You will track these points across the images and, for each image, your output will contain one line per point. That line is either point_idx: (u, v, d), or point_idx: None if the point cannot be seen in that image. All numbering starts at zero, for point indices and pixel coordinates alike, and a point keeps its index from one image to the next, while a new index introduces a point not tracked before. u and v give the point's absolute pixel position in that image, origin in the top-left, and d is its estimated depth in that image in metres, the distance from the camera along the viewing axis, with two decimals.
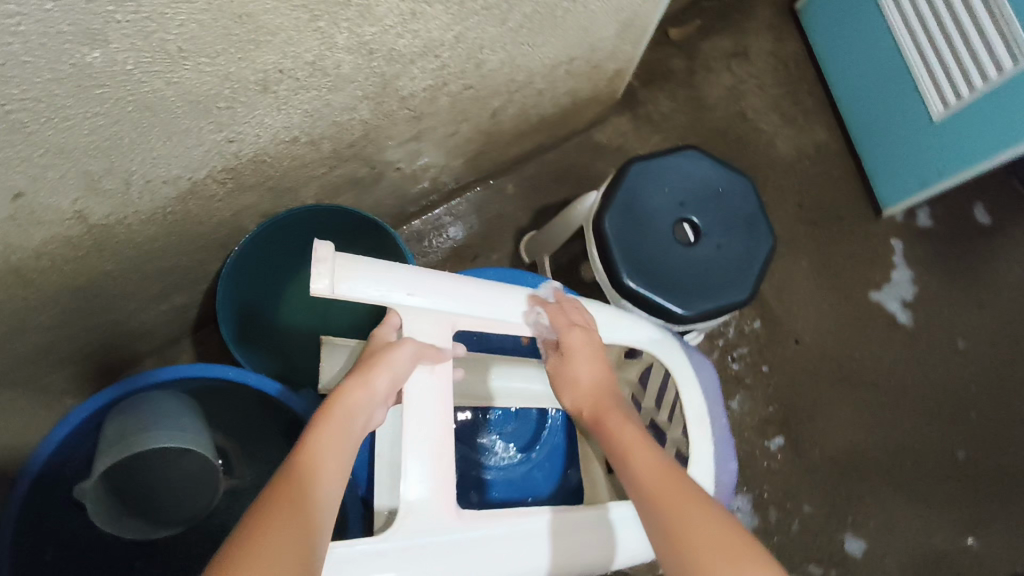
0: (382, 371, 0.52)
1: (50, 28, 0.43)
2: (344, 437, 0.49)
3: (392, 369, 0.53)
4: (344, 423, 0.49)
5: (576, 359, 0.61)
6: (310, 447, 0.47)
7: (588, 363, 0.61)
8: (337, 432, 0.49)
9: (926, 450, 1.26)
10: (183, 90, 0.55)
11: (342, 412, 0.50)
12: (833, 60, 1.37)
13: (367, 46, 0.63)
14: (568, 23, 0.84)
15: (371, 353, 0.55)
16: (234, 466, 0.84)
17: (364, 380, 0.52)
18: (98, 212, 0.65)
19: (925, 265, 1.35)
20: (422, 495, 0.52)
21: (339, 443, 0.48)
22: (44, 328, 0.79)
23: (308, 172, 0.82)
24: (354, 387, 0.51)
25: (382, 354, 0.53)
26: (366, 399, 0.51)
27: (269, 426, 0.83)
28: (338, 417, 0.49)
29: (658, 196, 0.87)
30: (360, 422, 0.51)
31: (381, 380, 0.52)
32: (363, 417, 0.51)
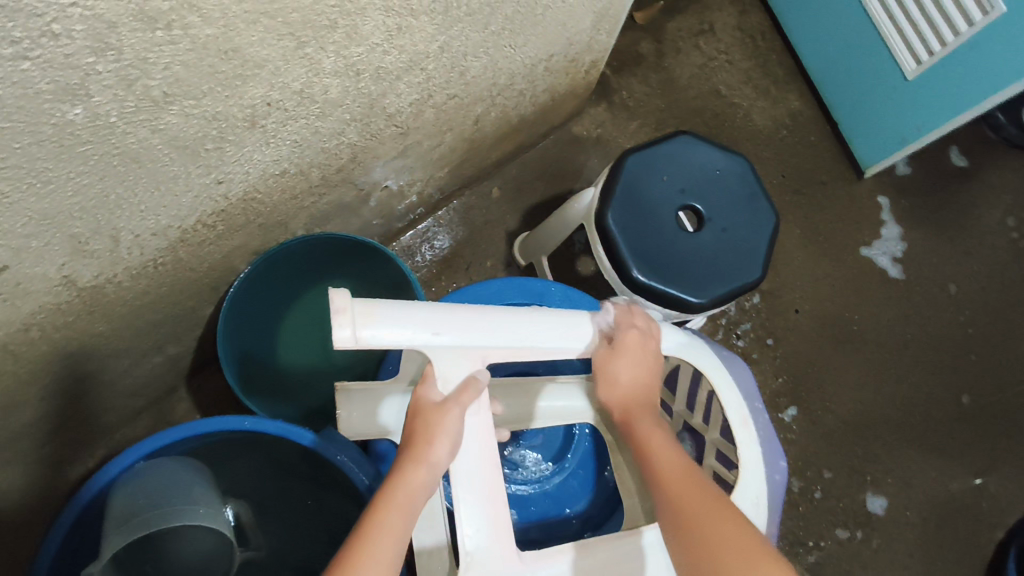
0: (439, 443, 0.48)
1: (27, 89, 0.40)
2: (406, 515, 0.46)
3: (450, 440, 0.48)
4: (407, 509, 0.46)
5: (624, 360, 0.59)
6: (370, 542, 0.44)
7: (634, 364, 0.59)
8: (401, 522, 0.46)
9: (934, 401, 1.28)
10: (169, 137, 0.51)
11: (404, 496, 0.47)
12: (799, 28, 1.37)
13: (355, 68, 0.61)
14: (548, 20, 0.82)
15: (418, 416, 0.49)
16: (249, 537, 0.78)
17: (422, 458, 0.47)
18: (86, 275, 0.60)
19: (910, 219, 1.36)
20: (481, 543, 0.49)
21: (401, 523, 0.46)
22: (36, 400, 0.74)
23: (297, 203, 0.79)
24: (414, 467, 0.47)
25: (432, 423, 0.48)
26: (427, 477, 0.48)
27: (287, 484, 0.78)
28: (400, 503, 0.46)
29: (658, 186, 0.86)
30: (422, 501, 0.47)
31: (440, 453, 0.48)
32: (427, 493, 0.48)
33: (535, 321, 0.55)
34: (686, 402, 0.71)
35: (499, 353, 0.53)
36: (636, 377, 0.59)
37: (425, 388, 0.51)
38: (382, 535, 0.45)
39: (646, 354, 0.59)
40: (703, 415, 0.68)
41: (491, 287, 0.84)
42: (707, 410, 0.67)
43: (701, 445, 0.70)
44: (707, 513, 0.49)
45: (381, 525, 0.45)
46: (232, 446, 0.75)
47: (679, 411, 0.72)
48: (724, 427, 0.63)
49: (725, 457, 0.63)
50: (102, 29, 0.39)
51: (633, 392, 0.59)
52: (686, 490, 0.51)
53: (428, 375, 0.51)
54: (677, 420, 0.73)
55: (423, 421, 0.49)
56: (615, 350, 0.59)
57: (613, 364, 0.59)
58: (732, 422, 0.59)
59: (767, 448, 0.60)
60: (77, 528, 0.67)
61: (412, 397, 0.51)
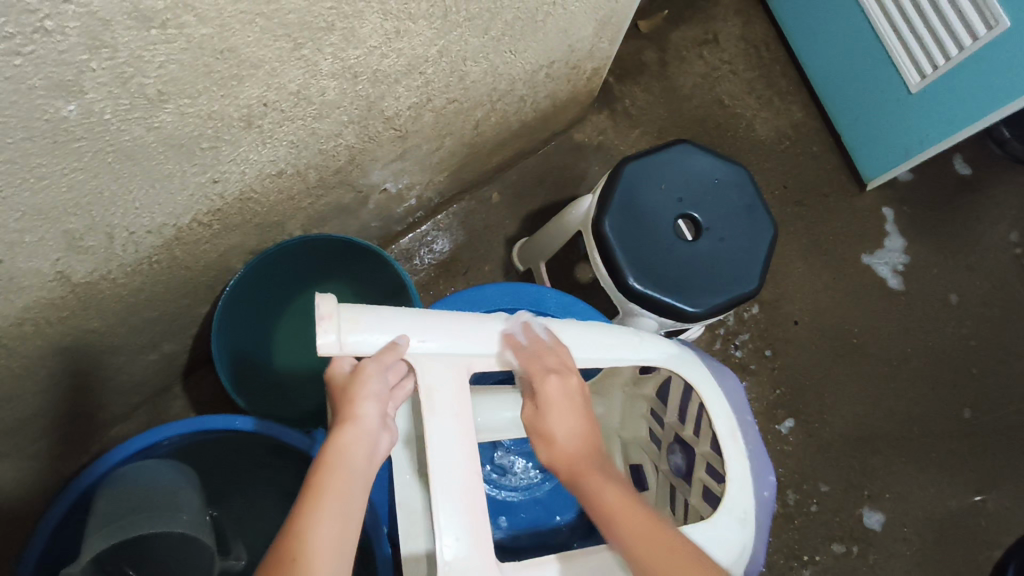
0: (365, 401, 0.47)
1: (21, 84, 0.40)
2: (345, 487, 0.43)
3: (372, 394, 0.47)
4: (349, 470, 0.44)
5: (557, 410, 0.51)
6: (316, 507, 0.42)
7: (568, 417, 0.51)
8: (345, 481, 0.43)
9: (932, 416, 1.27)
10: (164, 135, 0.52)
11: (339, 458, 0.44)
12: (803, 39, 1.37)
13: (352, 70, 0.61)
14: (548, 27, 0.82)
15: (336, 392, 0.48)
16: (229, 546, 0.78)
17: (349, 418, 0.46)
18: (81, 271, 0.61)
19: (912, 232, 1.35)
20: (460, 553, 0.46)
21: (338, 498, 0.43)
22: (29, 394, 0.74)
23: (294, 204, 0.79)
24: (342, 430, 0.45)
25: (354, 384, 0.47)
26: (360, 436, 0.46)
27: (267, 492, 0.77)
28: (335, 465, 0.44)
29: (655, 193, 0.86)
30: (364, 461, 0.45)
31: (368, 409, 0.47)
32: (365, 454, 0.45)
33: (526, 331, 0.55)
34: (677, 414, 0.70)
35: (485, 361, 0.52)
36: (577, 427, 0.51)
37: (333, 366, 0.49)
38: (329, 498, 0.42)
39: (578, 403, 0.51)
40: (694, 427, 0.66)
41: (485, 292, 0.84)
42: (698, 423, 0.65)
43: (691, 457, 0.68)
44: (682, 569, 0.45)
45: (325, 490, 0.43)
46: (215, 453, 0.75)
47: (671, 423, 0.71)
48: (714, 439, 0.62)
49: (716, 470, 0.61)
50: (97, 26, 0.39)
51: (580, 446, 0.50)
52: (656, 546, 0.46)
53: (337, 361, 0.49)
54: (668, 432, 0.71)
55: (342, 395, 0.47)
56: (543, 402, 0.51)
57: (546, 420, 0.51)
58: (720, 435, 0.58)
59: (756, 463, 0.58)
60: (65, 529, 0.66)
61: (325, 380, 0.49)
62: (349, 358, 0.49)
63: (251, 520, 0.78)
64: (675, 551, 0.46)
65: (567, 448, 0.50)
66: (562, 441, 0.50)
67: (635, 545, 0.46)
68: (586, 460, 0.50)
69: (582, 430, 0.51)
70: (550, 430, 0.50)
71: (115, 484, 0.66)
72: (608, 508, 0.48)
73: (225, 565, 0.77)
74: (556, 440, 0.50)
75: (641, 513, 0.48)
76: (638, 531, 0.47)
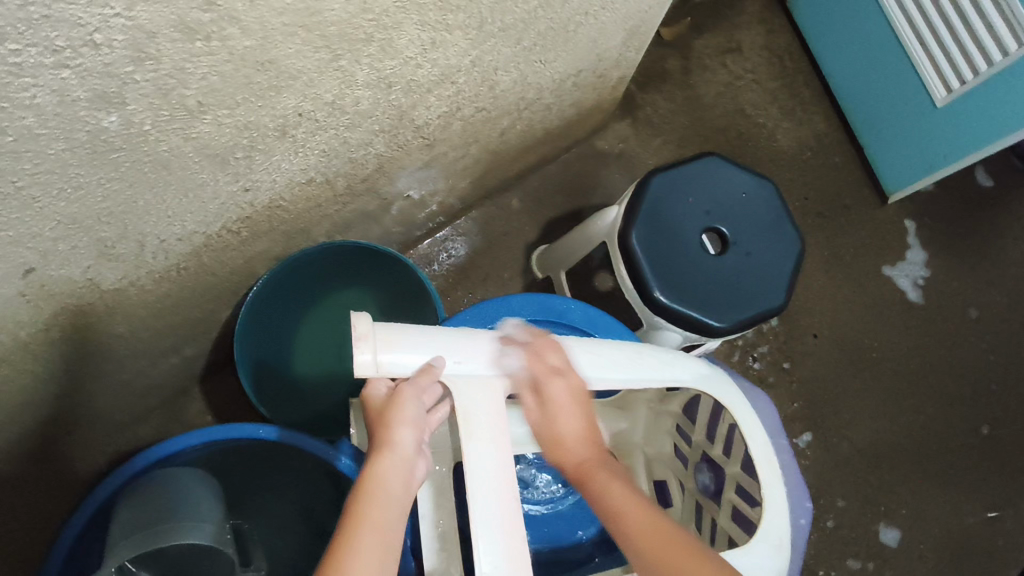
0: (400, 427, 0.47)
1: (65, 96, 0.39)
2: (380, 520, 0.44)
3: (408, 420, 0.48)
4: (385, 498, 0.45)
5: (561, 406, 0.53)
6: (352, 537, 0.42)
7: (569, 414, 0.53)
8: (380, 511, 0.44)
9: (952, 432, 1.25)
10: (200, 145, 0.51)
11: (375, 486, 0.45)
12: (828, 50, 1.36)
13: (387, 80, 0.60)
14: (579, 37, 0.81)
15: (374, 415, 0.49)
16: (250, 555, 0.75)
17: (386, 445, 0.47)
18: (110, 278, 0.60)
19: (934, 246, 1.34)
20: None
21: (373, 533, 0.43)
22: (52, 398, 0.74)
23: (321, 211, 0.79)
24: (379, 456, 0.46)
25: (390, 410, 0.48)
26: (396, 463, 0.46)
27: (289, 501, 0.77)
28: (372, 495, 0.44)
29: (682, 206, 0.85)
30: (399, 488, 0.45)
31: (404, 437, 0.47)
32: (401, 483, 0.46)
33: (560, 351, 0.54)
34: (706, 433, 0.68)
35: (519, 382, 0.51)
36: (577, 425, 0.53)
37: (370, 389, 0.50)
38: (364, 532, 0.43)
39: (581, 400, 0.53)
40: (724, 447, 0.65)
41: (510, 303, 0.84)
42: (728, 442, 0.65)
43: (719, 477, 0.67)
44: (682, 568, 0.47)
45: (361, 519, 0.43)
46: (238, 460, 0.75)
47: (699, 441, 0.70)
48: (748, 462, 0.61)
49: (747, 493, 0.61)
50: (143, 39, 0.39)
51: (580, 447, 0.52)
52: (656, 545, 0.48)
53: (374, 383, 0.51)
54: (696, 450, 0.70)
55: (379, 418, 0.49)
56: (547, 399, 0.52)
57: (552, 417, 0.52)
58: (756, 460, 0.57)
59: (791, 489, 0.57)
60: (84, 537, 0.66)
61: (363, 401, 0.51)
62: (386, 381, 0.51)
63: (275, 529, 0.77)
64: (678, 551, 0.48)
65: (570, 448, 0.52)
66: (565, 439, 0.52)
67: (643, 542, 0.48)
68: (592, 458, 0.52)
69: (584, 428, 0.53)
70: (552, 422, 0.53)
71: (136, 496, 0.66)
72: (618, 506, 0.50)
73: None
74: (561, 442, 0.52)
75: (651, 513, 0.50)
76: (643, 532, 0.49)
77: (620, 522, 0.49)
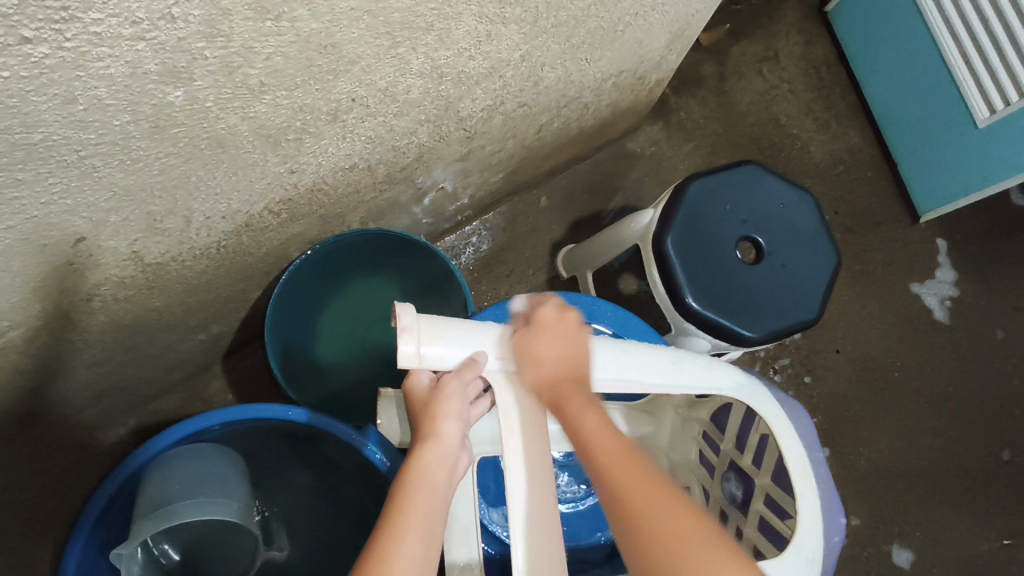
0: (447, 420, 0.49)
1: (137, 69, 0.39)
2: (429, 502, 0.45)
3: (454, 413, 0.49)
4: (429, 485, 0.46)
5: (544, 336, 0.53)
6: (401, 518, 0.43)
7: (554, 345, 0.53)
8: (425, 497, 0.45)
9: (969, 455, 1.24)
10: (256, 125, 0.51)
11: (420, 475, 0.46)
12: (866, 63, 1.35)
13: (439, 70, 0.60)
14: (625, 37, 0.81)
15: (418, 406, 0.50)
16: (273, 537, 0.77)
17: (432, 435, 0.48)
18: (154, 252, 0.61)
19: (963, 267, 1.33)
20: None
21: (422, 511, 0.44)
22: (83, 367, 0.75)
23: (359, 197, 0.79)
24: (426, 445, 0.48)
25: (435, 402, 0.49)
26: (440, 454, 0.48)
27: (312, 484, 0.78)
28: (418, 483, 0.46)
29: (720, 214, 0.84)
30: (442, 478, 0.47)
31: (449, 428, 0.49)
32: (444, 470, 0.47)
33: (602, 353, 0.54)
34: (735, 442, 0.68)
35: None
36: (561, 352, 0.53)
37: (413, 377, 0.51)
38: (411, 513, 0.44)
39: (568, 333, 0.54)
40: (754, 457, 0.65)
41: None
42: (759, 453, 0.64)
43: (749, 488, 0.67)
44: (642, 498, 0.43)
45: (407, 504, 0.44)
46: (263, 442, 0.76)
47: (727, 450, 0.69)
48: (781, 477, 0.61)
49: (778, 505, 0.61)
50: (216, 16, 0.39)
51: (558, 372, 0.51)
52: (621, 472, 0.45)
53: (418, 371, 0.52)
54: (723, 459, 0.70)
55: (424, 408, 0.49)
56: (536, 330, 0.54)
57: (533, 340, 0.53)
58: (792, 472, 0.57)
59: (827, 504, 0.57)
60: (109, 510, 0.67)
61: (406, 389, 0.51)
62: (428, 372, 0.51)
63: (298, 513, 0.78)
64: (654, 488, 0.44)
65: (546, 370, 0.51)
66: (542, 363, 0.51)
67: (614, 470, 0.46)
68: (571, 390, 0.50)
69: (563, 360, 0.52)
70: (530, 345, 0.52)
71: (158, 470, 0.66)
72: (594, 438, 0.48)
73: (267, 555, 0.75)
74: (538, 361, 0.51)
75: (626, 452, 0.47)
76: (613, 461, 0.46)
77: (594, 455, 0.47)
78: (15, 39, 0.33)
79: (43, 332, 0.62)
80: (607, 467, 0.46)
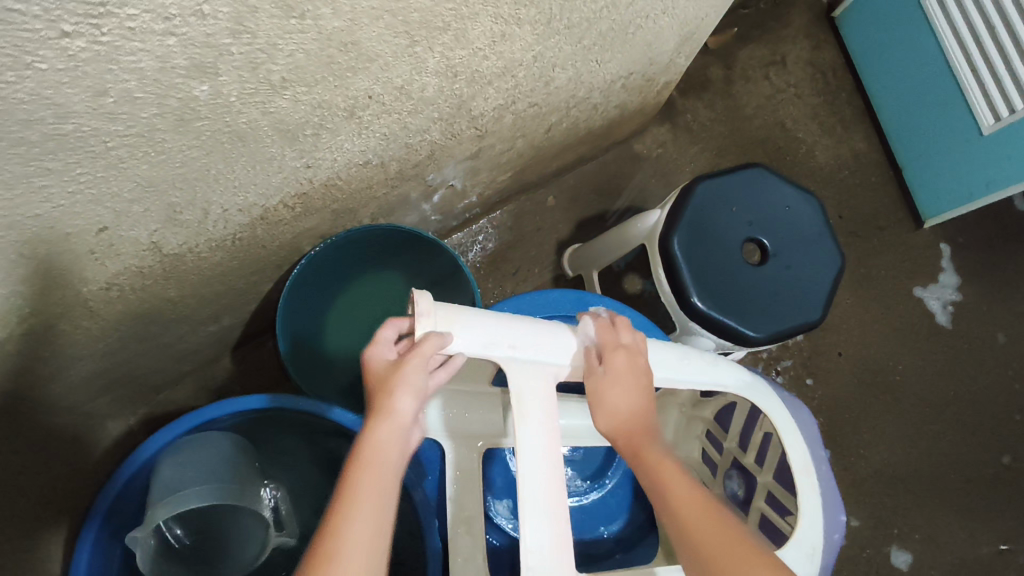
0: (401, 395, 0.47)
1: (166, 63, 0.40)
2: (378, 488, 0.45)
3: (411, 389, 0.48)
4: (379, 464, 0.46)
5: (619, 385, 0.52)
6: (347, 499, 0.44)
7: (625, 392, 0.52)
8: (373, 477, 0.45)
9: (969, 459, 1.25)
10: (276, 120, 0.53)
11: (371, 457, 0.46)
12: (873, 69, 1.36)
13: (454, 69, 0.62)
14: (635, 40, 0.82)
15: (374, 379, 0.49)
16: (282, 521, 0.78)
17: (384, 411, 0.47)
18: (172, 243, 0.62)
19: (966, 273, 1.33)
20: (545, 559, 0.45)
21: (369, 498, 0.44)
22: (98, 356, 0.76)
23: (371, 193, 0.80)
24: (377, 423, 0.47)
25: (393, 377, 0.47)
26: (394, 430, 0.47)
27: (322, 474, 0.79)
28: (369, 466, 0.45)
29: (726, 215, 0.85)
30: (394, 455, 0.47)
31: (404, 403, 0.47)
32: (396, 448, 0.47)
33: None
34: (739, 440, 0.69)
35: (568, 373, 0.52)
36: (634, 401, 0.52)
37: (374, 347, 0.50)
38: (360, 501, 0.43)
39: (640, 378, 0.53)
40: (757, 455, 0.67)
41: (548, 297, 0.85)
42: (761, 451, 0.66)
43: (750, 484, 0.68)
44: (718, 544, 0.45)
45: (355, 485, 0.45)
46: (274, 432, 0.78)
47: (730, 448, 0.71)
48: (782, 473, 0.62)
49: (779, 502, 0.62)
50: (244, 13, 0.40)
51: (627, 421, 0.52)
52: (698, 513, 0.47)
53: (382, 338, 0.50)
54: (726, 457, 0.71)
55: (380, 381, 0.48)
56: (610, 376, 0.52)
57: (605, 387, 0.52)
58: (794, 469, 0.58)
59: (828, 500, 0.58)
60: (124, 496, 0.68)
61: (365, 359, 0.50)
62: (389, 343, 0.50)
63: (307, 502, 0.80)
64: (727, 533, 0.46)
65: (622, 420, 0.52)
66: (617, 411, 0.52)
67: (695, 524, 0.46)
68: (647, 442, 0.51)
69: (637, 405, 0.52)
70: (604, 391, 0.52)
71: (178, 454, 0.68)
72: (675, 493, 0.48)
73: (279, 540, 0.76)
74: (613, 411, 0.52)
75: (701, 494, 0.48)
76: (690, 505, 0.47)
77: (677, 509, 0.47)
78: (54, 33, 0.34)
79: (62, 320, 0.64)
80: (686, 522, 0.46)
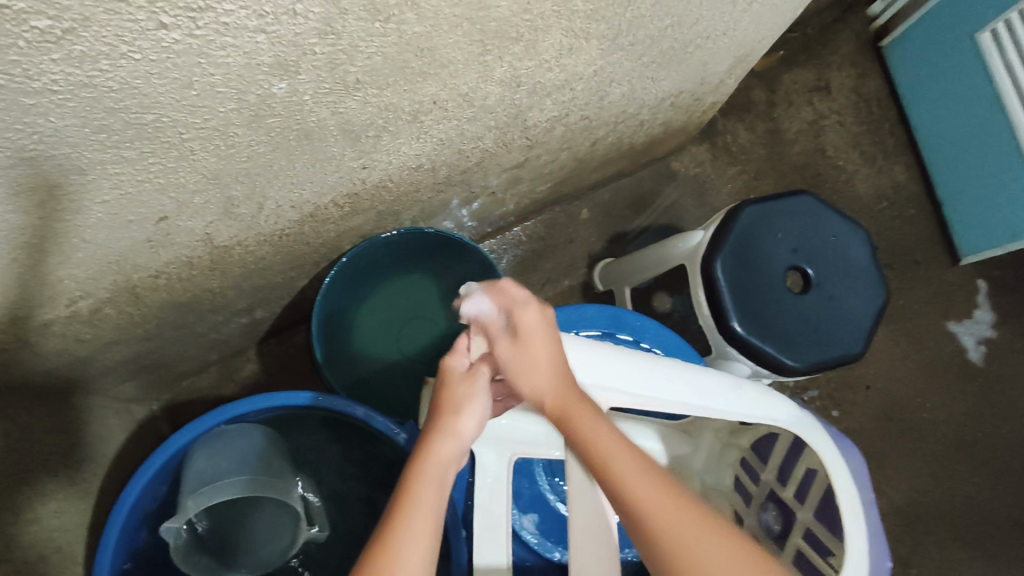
0: (467, 417, 0.48)
1: (252, 59, 0.40)
2: (438, 495, 0.44)
3: (476, 413, 0.48)
4: (441, 478, 0.45)
5: (532, 341, 0.50)
6: (410, 509, 0.42)
7: (539, 352, 0.50)
8: (436, 489, 0.44)
9: (994, 502, 1.23)
10: (344, 120, 0.52)
11: (434, 466, 0.45)
12: (919, 102, 1.34)
13: (518, 79, 0.61)
14: (692, 59, 0.81)
15: (445, 389, 0.49)
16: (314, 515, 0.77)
17: (450, 429, 0.47)
18: (223, 235, 0.62)
19: (1000, 312, 1.31)
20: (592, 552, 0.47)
21: (432, 505, 0.43)
22: (135, 341, 0.76)
23: (418, 196, 0.80)
24: (440, 438, 0.46)
25: (463, 394, 0.49)
26: (455, 449, 0.47)
27: (352, 473, 0.79)
28: (431, 473, 0.44)
29: (771, 242, 0.84)
30: (451, 472, 0.46)
31: (467, 425, 0.48)
32: (455, 468, 0.46)
33: (664, 377, 0.56)
34: (777, 474, 0.68)
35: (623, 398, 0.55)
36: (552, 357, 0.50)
37: (451, 359, 0.51)
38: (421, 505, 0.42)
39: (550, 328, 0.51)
40: (797, 491, 0.66)
41: (586, 311, 0.85)
42: (803, 488, 0.65)
43: (787, 520, 0.67)
44: (668, 510, 0.41)
45: (416, 490, 0.43)
46: (304, 428, 0.77)
47: (768, 480, 0.70)
48: (823, 511, 0.61)
49: (819, 540, 0.61)
50: (334, 14, 0.40)
51: (557, 380, 0.49)
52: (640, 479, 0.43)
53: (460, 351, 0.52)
54: (762, 489, 0.70)
55: (452, 395, 0.49)
56: (523, 333, 0.50)
57: (520, 349, 0.50)
58: (842, 511, 0.56)
59: (877, 548, 0.55)
60: (153, 481, 0.68)
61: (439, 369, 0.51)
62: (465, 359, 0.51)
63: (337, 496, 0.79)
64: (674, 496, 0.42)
65: (549, 381, 0.49)
66: (543, 374, 0.49)
67: (642, 485, 0.42)
68: (580, 402, 0.48)
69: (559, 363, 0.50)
70: (514, 374, 0.50)
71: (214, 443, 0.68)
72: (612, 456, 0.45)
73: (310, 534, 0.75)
74: (538, 371, 0.49)
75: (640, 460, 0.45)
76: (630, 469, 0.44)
77: (611, 470, 0.44)
78: (154, 24, 0.34)
79: (107, 305, 0.64)
80: (630, 494, 0.42)
